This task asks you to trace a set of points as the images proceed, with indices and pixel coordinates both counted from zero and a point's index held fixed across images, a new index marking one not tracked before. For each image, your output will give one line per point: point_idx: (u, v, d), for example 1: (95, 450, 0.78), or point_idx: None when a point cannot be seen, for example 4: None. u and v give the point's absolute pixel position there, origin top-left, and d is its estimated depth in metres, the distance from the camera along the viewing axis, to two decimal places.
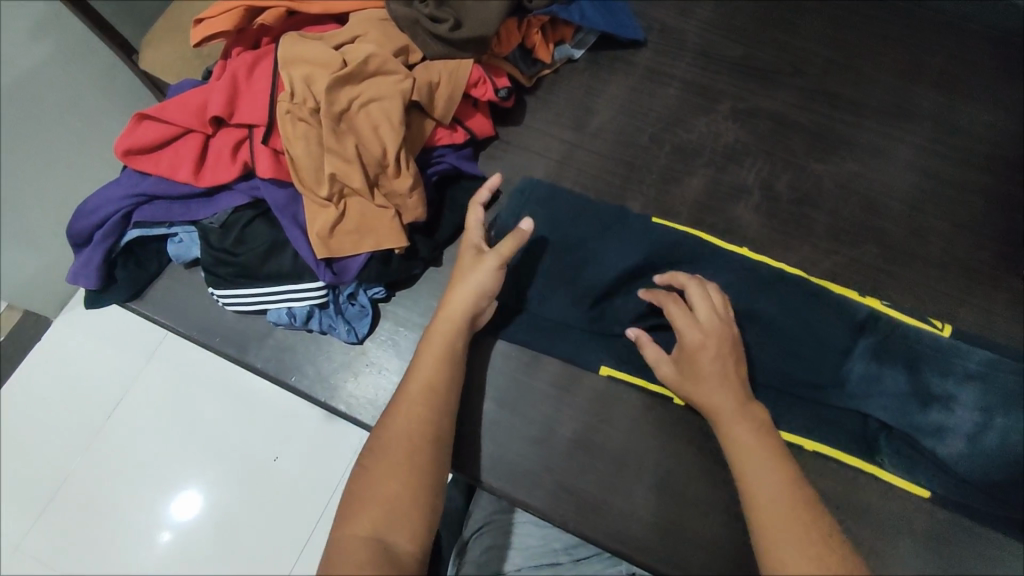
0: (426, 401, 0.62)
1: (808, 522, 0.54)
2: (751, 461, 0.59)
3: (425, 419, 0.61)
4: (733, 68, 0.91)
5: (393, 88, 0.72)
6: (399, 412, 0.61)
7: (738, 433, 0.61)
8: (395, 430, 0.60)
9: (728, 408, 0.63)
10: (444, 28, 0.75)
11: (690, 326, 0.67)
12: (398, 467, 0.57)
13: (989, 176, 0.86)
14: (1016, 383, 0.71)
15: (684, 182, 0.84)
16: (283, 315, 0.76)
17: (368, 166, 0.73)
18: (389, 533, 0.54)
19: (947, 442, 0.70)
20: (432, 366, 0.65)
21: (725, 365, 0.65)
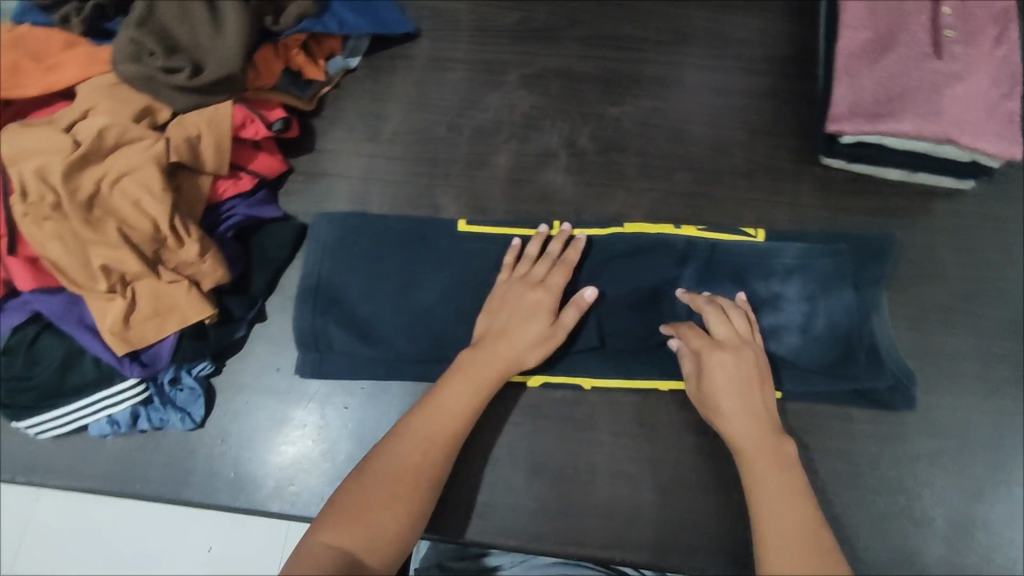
0: (430, 439, 0.63)
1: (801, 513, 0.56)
2: (768, 489, 0.58)
3: (428, 454, 0.62)
4: (511, 35, 0.89)
5: (143, 155, 0.66)
6: (404, 441, 0.63)
7: (757, 450, 0.61)
8: (394, 455, 0.62)
9: (754, 440, 0.62)
10: (182, 77, 0.70)
11: (716, 359, 0.66)
12: (388, 500, 0.59)
13: (772, 77, 0.89)
14: (828, 265, 0.76)
15: (490, 163, 0.83)
16: (105, 426, 0.70)
17: (143, 244, 0.67)
18: (363, 550, 0.55)
19: (784, 339, 0.74)
20: (450, 409, 0.65)
21: (746, 394, 0.64)
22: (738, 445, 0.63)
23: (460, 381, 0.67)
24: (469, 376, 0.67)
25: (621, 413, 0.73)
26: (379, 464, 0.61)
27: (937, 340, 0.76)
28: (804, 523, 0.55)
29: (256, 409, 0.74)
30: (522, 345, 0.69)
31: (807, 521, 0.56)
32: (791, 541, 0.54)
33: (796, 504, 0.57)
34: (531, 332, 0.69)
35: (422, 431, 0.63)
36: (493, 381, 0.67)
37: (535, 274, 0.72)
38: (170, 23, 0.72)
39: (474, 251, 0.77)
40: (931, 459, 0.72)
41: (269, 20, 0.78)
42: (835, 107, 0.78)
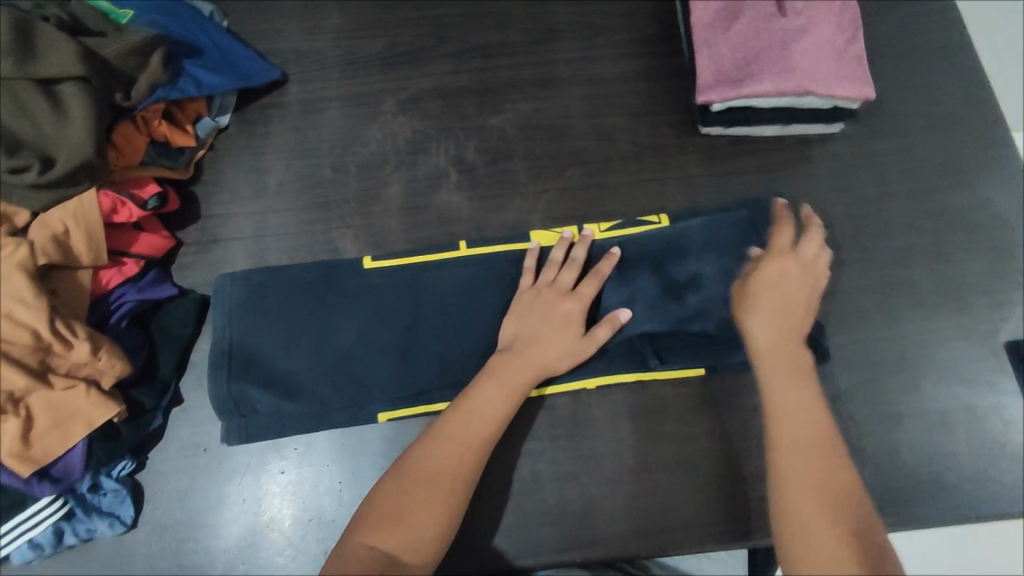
0: (467, 441, 0.64)
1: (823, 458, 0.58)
2: (781, 406, 0.62)
3: (463, 454, 0.63)
4: (381, 63, 0.89)
5: (6, 265, 0.63)
6: (443, 442, 0.63)
7: (773, 371, 0.65)
8: (432, 453, 0.63)
9: (775, 343, 0.67)
10: (31, 175, 0.66)
11: (764, 280, 0.70)
12: (426, 500, 0.60)
13: (642, 58, 0.91)
14: (734, 231, 0.78)
15: (383, 195, 0.82)
16: (26, 551, 0.66)
17: (24, 357, 0.64)
18: (402, 552, 0.57)
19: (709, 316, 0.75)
20: (486, 411, 0.65)
21: (784, 303, 0.69)
22: (761, 358, 0.66)
23: (496, 384, 0.67)
24: (511, 377, 0.67)
25: (556, 414, 0.74)
26: (414, 464, 0.62)
27: (836, 281, 0.80)
28: (819, 433, 0.60)
29: (187, 496, 0.71)
30: (554, 354, 0.69)
31: (819, 432, 0.60)
32: (806, 450, 0.59)
33: (808, 414, 0.62)
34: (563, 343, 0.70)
35: (456, 434, 0.64)
36: (521, 387, 0.67)
37: (563, 283, 0.73)
38: (8, 118, 0.67)
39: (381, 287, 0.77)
40: (852, 393, 0.75)
41: (119, 96, 0.74)
42: (700, 78, 0.81)
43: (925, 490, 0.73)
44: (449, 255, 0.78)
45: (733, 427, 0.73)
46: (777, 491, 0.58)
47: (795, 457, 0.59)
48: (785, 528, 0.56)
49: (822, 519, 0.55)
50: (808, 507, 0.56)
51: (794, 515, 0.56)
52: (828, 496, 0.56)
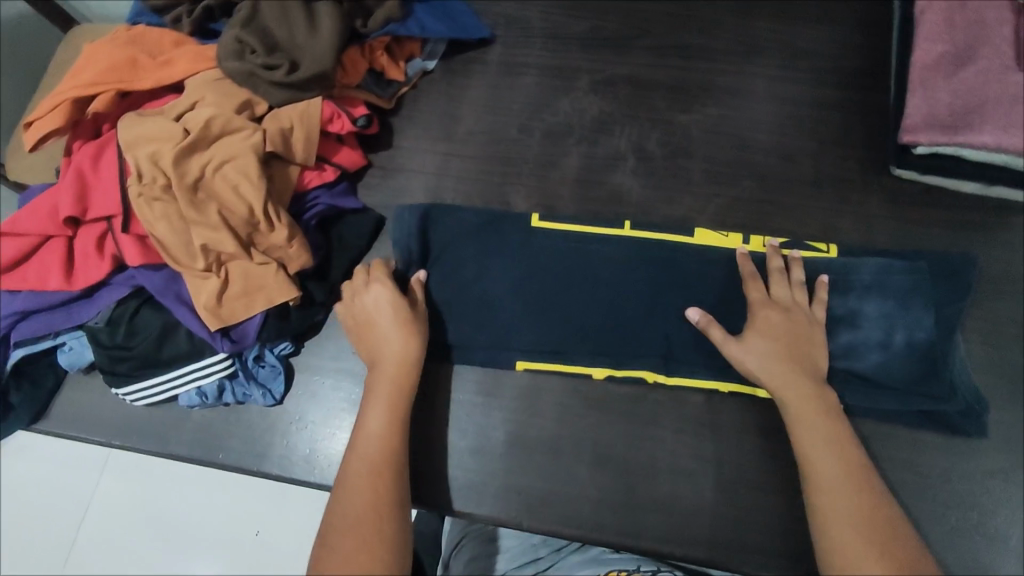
0: (371, 465, 0.64)
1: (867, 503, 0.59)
2: (811, 443, 0.63)
3: (377, 475, 0.63)
4: (583, 43, 0.92)
5: (244, 145, 0.71)
6: (347, 482, 0.63)
7: (796, 409, 0.66)
8: (354, 486, 0.62)
9: (790, 387, 0.66)
10: (279, 74, 0.75)
11: (771, 314, 0.71)
12: (365, 537, 0.59)
13: (843, 89, 0.89)
14: (906, 280, 0.75)
15: (561, 164, 0.86)
16: (194, 397, 0.75)
17: (238, 228, 0.72)
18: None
19: (867, 357, 0.74)
20: (376, 431, 0.66)
21: (792, 349, 0.69)
22: (783, 399, 0.66)
23: (374, 398, 0.68)
24: (379, 397, 0.68)
25: (682, 410, 0.74)
26: (346, 499, 0.62)
27: (1007, 357, 0.75)
28: (851, 473, 0.61)
29: (331, 389, 0.77)
30: (400, 352, 0.70)
31: (853, 469, 0.61)
32: (844, 489, 0.60)
33: (839, 463, 0.62)
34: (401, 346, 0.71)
35: (363, 467, 0.63)
36: (402, 394, 0.69)
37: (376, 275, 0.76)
38: (271, 24, 0.77)
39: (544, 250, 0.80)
40: (1002, 476, 0.71)
41: (359, 23, 0.82)
42: (908, 118, 0.79)
43: None
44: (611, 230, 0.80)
45: None
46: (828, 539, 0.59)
47: (836, 497, 0.60)
48: (836, 571, 0.57)
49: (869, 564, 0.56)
50: (854, 548, 0.57)
51: (843, 555, 0.57)
52: (871, 534, 0.57)
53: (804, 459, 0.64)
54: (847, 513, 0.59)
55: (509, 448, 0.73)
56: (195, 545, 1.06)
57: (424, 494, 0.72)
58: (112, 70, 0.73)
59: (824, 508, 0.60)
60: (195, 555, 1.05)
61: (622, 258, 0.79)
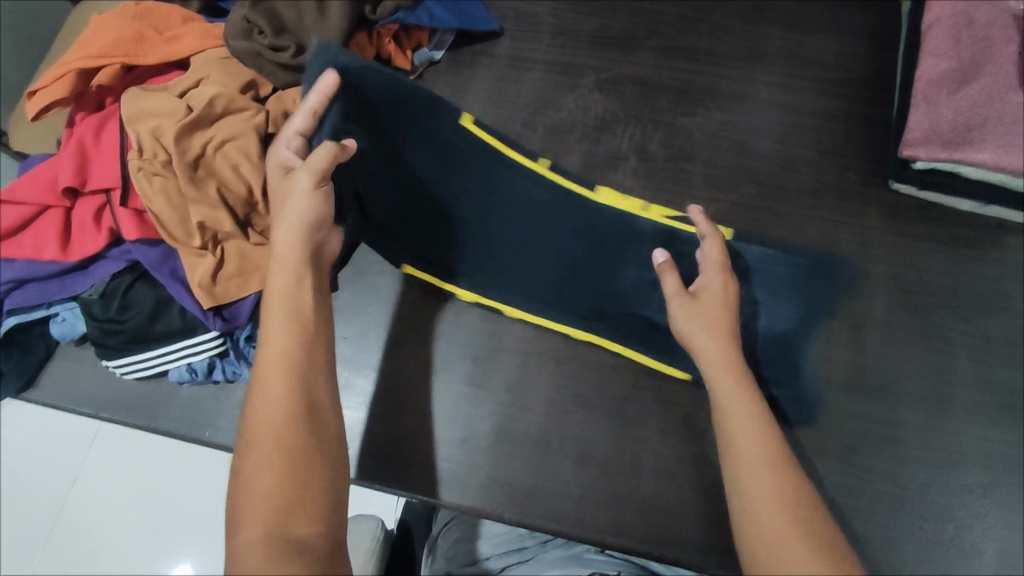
0: (279, 370, 0.57)
1: (785, 477, 0.57)
2: (730, 403, 0.62)
3: (287, 388, 0.56)
4: (590, 41, 0.92)
5: (246, 125, 0.71)
6: (258, 390, 0.57)
7: (717, 367, 0.64)
8: (264, 400, 0.56)
9: (717, 360, 0.65)
10: (286, 56, 0.75)
11: (717, 279, 0.70)
12: (280, 454, 0.53)
13: (847, 100, 0.89)
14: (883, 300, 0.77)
15: (562, 160, 0.86)
16: (184, 373, 0.75)
17: (237, 207, 0.72)
18: (286, 518, 0.51)
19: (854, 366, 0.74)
20: (276, 326, 0.59)
21: (716, 317, 0.67)
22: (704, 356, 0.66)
23: (278, 279, 0.61)
24: (278, 275, 0.61)
25: (670, 411, 0.74)
26: (254, 420, 0.56)
27: (997, 374, 0.75)
28: (768, 447, 0.59)
29: None
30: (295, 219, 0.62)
31: (770, 429, 0.60)
32: (762, 464, 0.57)
33: (759, 438, 0.59)
34: (306, 207, 0.62)
35: (274, 375, 0.57)
36: (304, 281, 0.62)
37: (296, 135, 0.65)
38: (281, 7, 0.77)
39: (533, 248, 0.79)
40: (982, 492, 0.71)
41: (368, 9, 0.82)
42: (910, 132, 0.79)
43: None
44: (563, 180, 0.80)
45: (849, 482, 0.72)
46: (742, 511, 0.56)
47: (751, 461, 0.58)
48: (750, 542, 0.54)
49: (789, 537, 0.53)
50: (772, 521, 0.54)
51: (756, 514, 0.55)
52: (782, 487, 0.56)
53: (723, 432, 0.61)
54: (757, 482, 0.56)
55: (495, 440, 0.74)
56: (178, 520, 1.06)
57: (408, 483, 0.72)
58: (119, 43, 0.73)
59: (739, 472, 0.58)
60: (179, 528, 1.06)
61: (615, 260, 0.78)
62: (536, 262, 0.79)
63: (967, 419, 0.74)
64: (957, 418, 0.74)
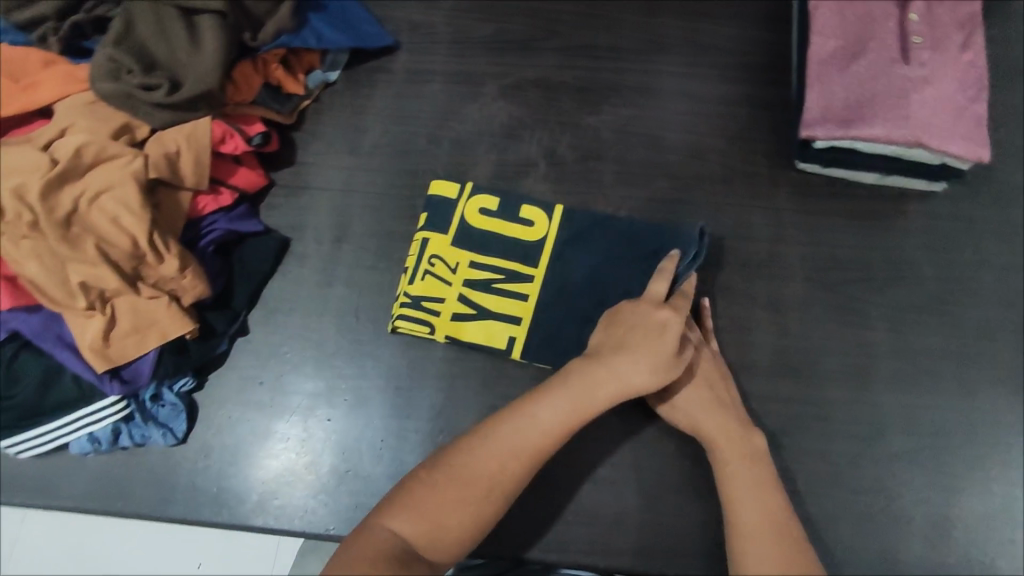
0: (577, 407, 0.60)
1: (786, 534, 0.56)
2: (737, 483, 0.60)
3: (564, 428, 0.59)
4: (490, 48, 0.90)
5: (122, 173, 0.66)
6: (484, 443, 0.58)
7: (725, 448, 0.63)
8: (536, 418, 0.59)
9: (725, 432, 0.64)
10: (160, 94, 0.70)
11: (685, 357, 0.69)
12: (468, 496, 0.55)
13: (748, 83, 0.90)
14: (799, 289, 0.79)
15: (470, 173, 0.84)
16: (85, 444, 0.70)
17: (122, 261, 0.67)
18: (428, 544, 0.53)
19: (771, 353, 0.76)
20: (548, 421, 0.59)
21: (712, 387, 0.67)
22: (714, 444, 0.64)
23: (565, 385, 0.61)
24: (585, 400, 0.60)
25: (602, 418, 0.73)
26: (502, 436, 0.58)
27: (914, 340, 0.77)
28: (770, 510, 0.58)
29: (237, 421, 0.73)
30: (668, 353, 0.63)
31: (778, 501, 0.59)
32: (760, 527, 0.57)
33: (764, 503, 0.58)
34: (657, 350, 0.63)
35: (507, 441, 0.58)
36: (587, 413, 0.60)
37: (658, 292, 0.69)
38: (148, 40, 0.72)
39: (441, 265, 0.76)
40: (910, 459, 0.73)
41: (247, 36, 0.77)
42: (807, 113, 0.79)
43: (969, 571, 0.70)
44: (471, 195, 0.79)
45: (783, 466, 0.72)
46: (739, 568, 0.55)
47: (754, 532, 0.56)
48: None
49: None
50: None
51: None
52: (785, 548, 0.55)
53: (728, 497, 0.60)
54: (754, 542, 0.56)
55: None
56: None
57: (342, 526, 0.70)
58: None
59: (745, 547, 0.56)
60: None
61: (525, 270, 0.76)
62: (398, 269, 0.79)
63: (889, 389, 0.75)
64: (879, 389, 0.75)
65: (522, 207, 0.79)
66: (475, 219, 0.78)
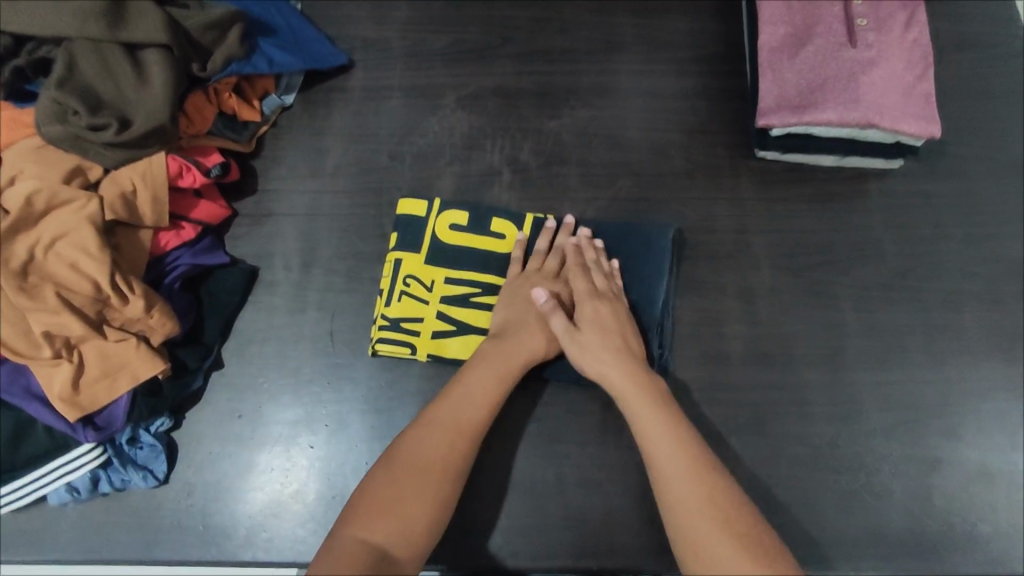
0: (497, 377, 0.68)
1: (709, 477, 0.58)
2: (652, 431, 0.62)
3: (490, 395, 0.67)
4: (445, 59, 0.90)
5: (77, 217, 0.65)
6: (426, 430, 0.62)
7: (632, 397, 0.65)
8: (463, 397, 0.66)
9: (627, 380, 0.66)
10: (109, 133, 0.69)
11: (593, 307, 0.72)
12: (421, 483, 0.59)
13: (704, 75, 0.91)
14: (768, 276, 0.80)
15: (435, 187, 0.84)
16: (64, 494, 0.69)
17: (84, 306, 0.66)
18: (395, 540, 0.55)
19: (745, 342, 0.77)
20: (477, 397, 0.66)
21: (621, 336, 0.70)
22: (619, 391, 0.66)
23: (484, 367, 0.68)
24: (502, 370, 0.68)
25: (584, 419, 0.73)
26: (438, 419, 0.63)
27: (882, 318, 0.78)
28: (691, 453, 0.60)
29: (218, 458, 0.73)
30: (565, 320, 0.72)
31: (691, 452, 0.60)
32: (681, 467, 0.59)
33: (683, 449, 0.60)
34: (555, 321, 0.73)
35: (444, 421, 0.63)
36: (507, 383, 0.68)
37: (596, 287, 0.74)
38: (93, 79, 0.71)
39: (417, 285, 0.77)
40: (887, 435, 0.74)
41: (196, 66, 0.76)
42: (762, 101, 0.80)
43: (953, 541, 0.71)
44: (440, 210, 0.79)
45: (765, 452, 0.73)
46: (673, 515, 0.57)
47: (687, 496, 0.57)
48: (687, 551, 0.55)
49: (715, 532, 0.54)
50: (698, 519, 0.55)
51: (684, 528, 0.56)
52: (720, 510, 0.56)
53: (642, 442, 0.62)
54: (682, 488, 0.58)
55: None
56: None
57: None
58: None
59: (668, 489, 0.58)
60: None
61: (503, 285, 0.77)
62: (370, 289, 0.79)
63: (862, 368, 0.76)
64: (852, 369, 0.76)
65: (496, 220, 0.80)
66: (447, 235, 0.78)
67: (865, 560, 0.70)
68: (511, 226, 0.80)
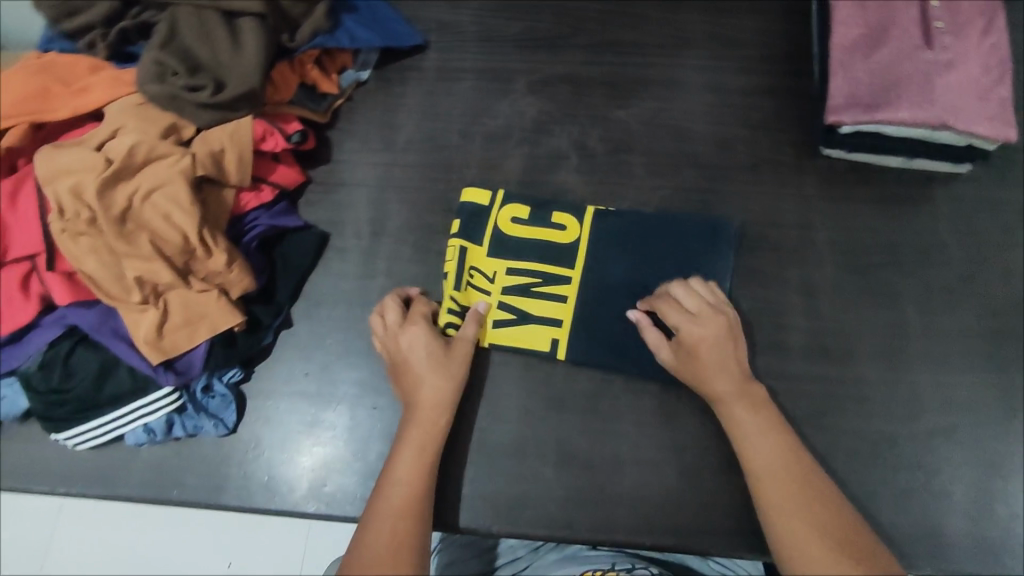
0: (419, 453, 0.67)
1: (802, 486, 0.61)
2: (749, 438, 0.65)
3: (421, 469, 0.66)
4: (517, 45, 0.92)
5: (171, 171, 0.68)
6: (370, 525, 0.61)
7: (727, 403, 0.67)
8: (394, 481, 0.65)
9: (723, 393, 0.67)
10: (205, 94, 0.72)
11: (691, 321, 0.70)
12: (385, 574, 0.57)
13: (772, 73, 0.92)
14: (830, 273, 0.80)
15: (504, 167, 0.86)
16: (141, 435, 0.72)
17: (173, 256, 0.69)
18: None
19: (805, 335, 0.78)
20: (404, 476, 0.65)
21: (720, 354, 0.68)
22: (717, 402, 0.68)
23: (406, 447, 0.67)
24: (418, 441, 0.67)
25: (641, 398, 0.75)
26: (380, 508, 0.62)
27: (945, 320, 0.78)
28: (786, 461, 0.63)
29: (286, 412, 0.75)
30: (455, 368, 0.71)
31: (799, 467, 0.63)
32: (777, 476, 0.62)
33: (777, 457, 0.63)
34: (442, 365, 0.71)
35: (387, 509, 0.62)
36: (431, 450, 0.67)
37: (704, 300, 0.72)
38: (192, 43, 0.75)
39: (479, 276, 0.79)
40: (946, 436, 0.74)
41: (285, 37, 0.80)
42: (833, 99, 0.81)
43: (1011, 545, 0.71)
44: (503, 203, 0.81)
45: (822, 444, 0.74)
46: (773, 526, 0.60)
47: (789, 519, 0.59)
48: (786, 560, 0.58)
49: (810, 542, 0.58)
50: (793, 527, 0.59)
51: (780, 537, 0.59)
52: (814, 522, 0.59)
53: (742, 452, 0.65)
54: (776, 496, 0.61)
55: (473, 455, 0.73)
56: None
57: None
58: (23, 102, 0.70)
59: (763, 496, 0.62)
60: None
61: (564, 284, 0.78)
62: (437, 261, 0.81)
63: (922, 367, 0.76)
64: (913, 369, 0.76)
65: (557, 212, 0.81)
66: (508, 227, 0.80)
67: (922, 558, 0.70)
68: (572, 219, 0.81)
